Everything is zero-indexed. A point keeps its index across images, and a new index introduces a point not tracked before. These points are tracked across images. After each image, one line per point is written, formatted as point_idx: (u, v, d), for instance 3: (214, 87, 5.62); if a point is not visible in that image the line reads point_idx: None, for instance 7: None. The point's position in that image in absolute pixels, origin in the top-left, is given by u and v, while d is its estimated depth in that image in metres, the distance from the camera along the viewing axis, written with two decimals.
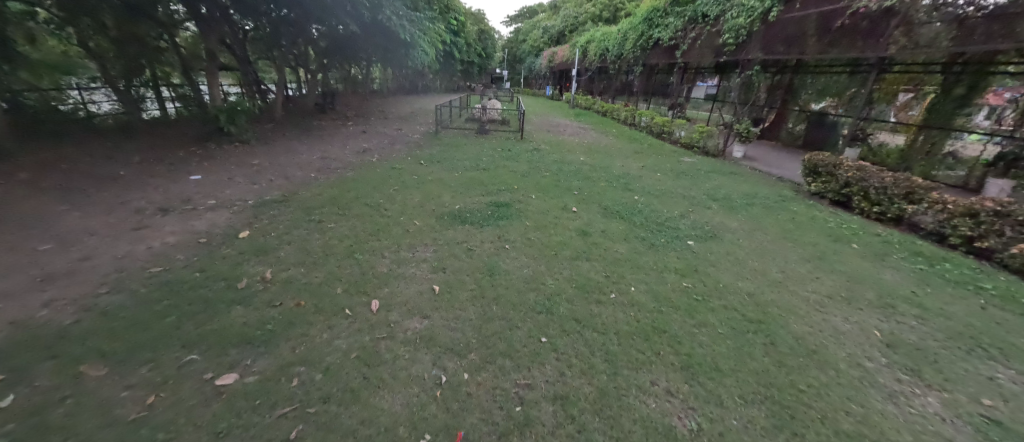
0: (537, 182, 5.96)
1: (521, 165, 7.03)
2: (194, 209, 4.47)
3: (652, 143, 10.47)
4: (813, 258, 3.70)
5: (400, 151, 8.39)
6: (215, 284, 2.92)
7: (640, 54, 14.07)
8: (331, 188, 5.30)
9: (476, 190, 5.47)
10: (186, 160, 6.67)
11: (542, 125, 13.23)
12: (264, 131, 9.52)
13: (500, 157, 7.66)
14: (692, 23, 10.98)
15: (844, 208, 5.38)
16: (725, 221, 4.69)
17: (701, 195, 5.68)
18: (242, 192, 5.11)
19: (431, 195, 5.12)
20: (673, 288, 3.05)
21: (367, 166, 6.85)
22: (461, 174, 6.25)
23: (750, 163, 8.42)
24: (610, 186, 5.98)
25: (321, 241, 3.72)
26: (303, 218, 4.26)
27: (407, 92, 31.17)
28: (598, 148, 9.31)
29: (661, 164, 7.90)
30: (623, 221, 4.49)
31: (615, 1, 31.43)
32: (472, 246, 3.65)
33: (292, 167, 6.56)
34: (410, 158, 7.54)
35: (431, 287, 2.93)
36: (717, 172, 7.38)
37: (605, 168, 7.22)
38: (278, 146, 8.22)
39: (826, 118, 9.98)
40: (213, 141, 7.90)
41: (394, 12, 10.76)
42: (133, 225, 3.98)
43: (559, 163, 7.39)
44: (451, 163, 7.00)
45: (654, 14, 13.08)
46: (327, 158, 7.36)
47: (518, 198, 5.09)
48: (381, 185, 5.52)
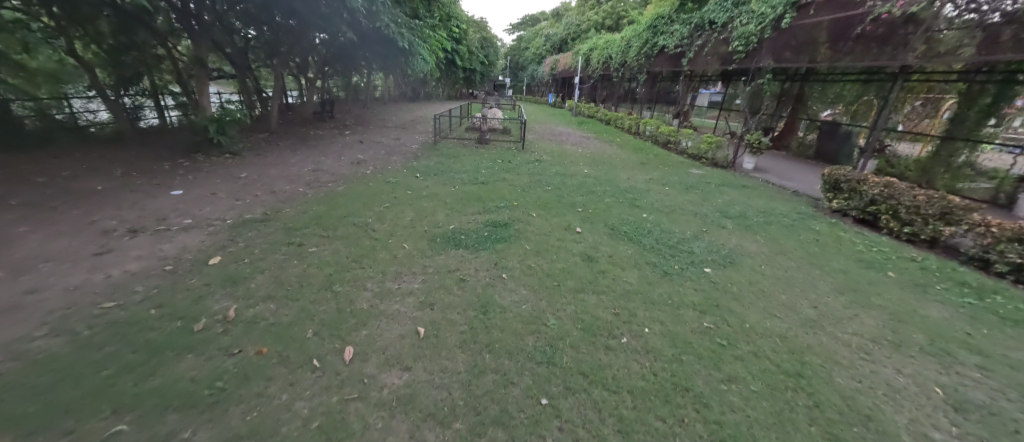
0: (538, 198, 5.61)
1: (521, 178, 6.69)
2: (168, 229, 4.13)
3: (657, 153, 10.13)
4: (847, 290, 3.31)
5: (396, 162, 8.07)
6: (169, 325, 2.56)
7: (645, 62, 13.77)
8: (318, 205, 4.97)
9: (472, 206, 5.13)
10: (170, 173, 6.37)
11: (544, 134, 12.94)
12: (258, 141, 9.26)
13: (500, 169, 7.33)
14: (699, 30, 10.66)
15: (870, 227, 4.98)
16: (742, 243, 4.32)
17: (713, 212, 5.31)
18: (223, 210, 4.78)
19: (424, 213, 4.77)
20: (693, 331, 2.66)
21: (359, 179, 6.52)
22: (457, 188, 5.91)
23: (762, 175, 8.04)
24: (616, 201, 5.63)
25: (299, 269, 3.36)
26: (282, 241, 3.91)
27: (409, 100, 31.11)
28: (601, 159, 8.98)
29: (669, 176, 7.53)
30: (632, 243, 4.11)
31: (617, 9, 31.43)
32: (465, 276, 3.28)
33: (280, 181, 6.24)
34: (405, 170, 7.22)
35: (416, 330, 2.56)
36: (728, 185, 7.01)
37: (609, 181, 6.88)
38: (270, 158, 7.93)
39: (839, 128, 9.61)
40: (203, 152, 7.63)
41: (393, 19, 10.41)
42: (96, 249, 3.65)
43: (561, 175, 7.05)
44: (448, 176, 6.66)
45: (659, 21, 12.80)
46: (318, 171, 7.04)
47: (517, 216, 4.73)
48: (372, 202, 5.18)
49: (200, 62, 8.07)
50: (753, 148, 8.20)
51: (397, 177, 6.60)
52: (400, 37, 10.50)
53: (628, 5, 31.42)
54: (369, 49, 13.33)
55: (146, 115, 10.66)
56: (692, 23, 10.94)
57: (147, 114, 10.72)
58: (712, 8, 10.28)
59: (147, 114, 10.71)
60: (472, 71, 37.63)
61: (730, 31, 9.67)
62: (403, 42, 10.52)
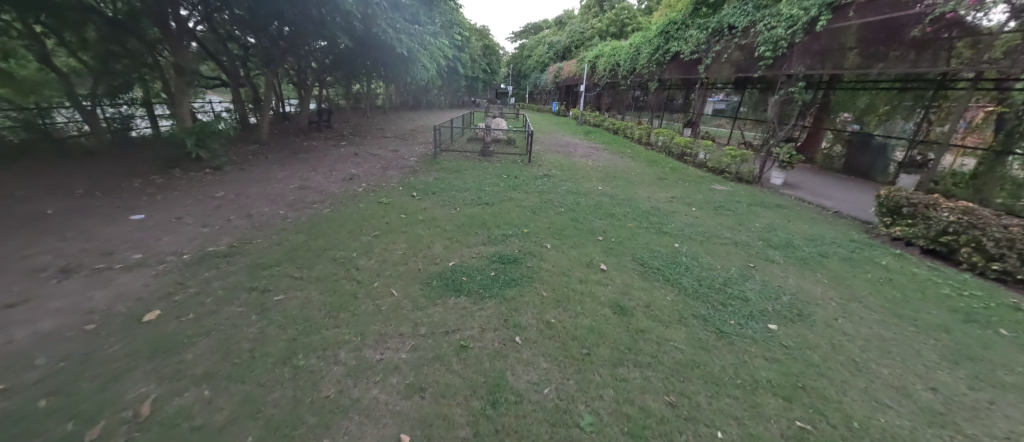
0: (551, 223, 4.90)
1: (529, 197, 6.00)
2: (110, 268, 3.43)
3: (674, 166, 9.45)
4: (963, 360, 2.54)
5: (391, 177, 7.40)
6: (53, 427, 1.82)
7: (656, 70, 13.10)
8: (296, 235, 4.26)
9: (476, 234, 4.41)
10: (138, 193, 5.69)
11: (551, 145, 12.31)
12: (245, 154, 8.63)
13: (506, 185, 6.65)
14: (717, 35, 9.95)
15: (941, 259, 4.25)
16: (802, 283, 3.57)
17: (754, 241, 4.58)
18: (184, 241, 4.07)
19: (420, 245, 4.05)
20: (784, 434, 1.89)
21: (348, 199, 5.83)
22: (458, 211, 5.21)
23: (794, 192, 7.31)
24: (639, 227, 4.92)
25: (254, 328, 2.62)
26: (244, 284, 3.19)
27: (410, 108, 30.73)
28: (614, 173, 8.29)
29: (692, 194, 6.82)
30: (670, 287, 3.37)
31: (621, 16, 31.14)
32: (468, 340, 2.54)
33: (259, 202, 5.54)
34: (401, 187, 6.54)
35: (397, 436, 1.81)
36: (760, 204, 6.29)
37: (627, 200, 6.18)
38: (254, 173, 7.26)
39: (871, 141, 8.79)
40: (181, 168, 6.98)
41: (391, 24, 9.75)
42: (10, 297, 2.92)
43: (573, 193, 6.38)
44: (448, 195, 5.97)
45: (671, 27, 12.15)
46: (305, 189, 6.36)
47: (528, 249, 4.03)
48: (359, 229, 4.47)
49: (177, 68, 7.40)
50: (782, 163, 7.54)
51: (390, 196, 5.93)
52: (399, 43, 9.84)
53: (632, 12, 31.10)
54: (367, 55, 12.76)
55: (138, 124, 9.92)
56: (708, 28, 10.24)
57: (139, 124, 9.98)
58: (731, 12, 9.58)
59: (139, 124, 9.95)
60: (474, 79, 37.31)
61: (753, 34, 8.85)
62: (401, 48, 9.85)
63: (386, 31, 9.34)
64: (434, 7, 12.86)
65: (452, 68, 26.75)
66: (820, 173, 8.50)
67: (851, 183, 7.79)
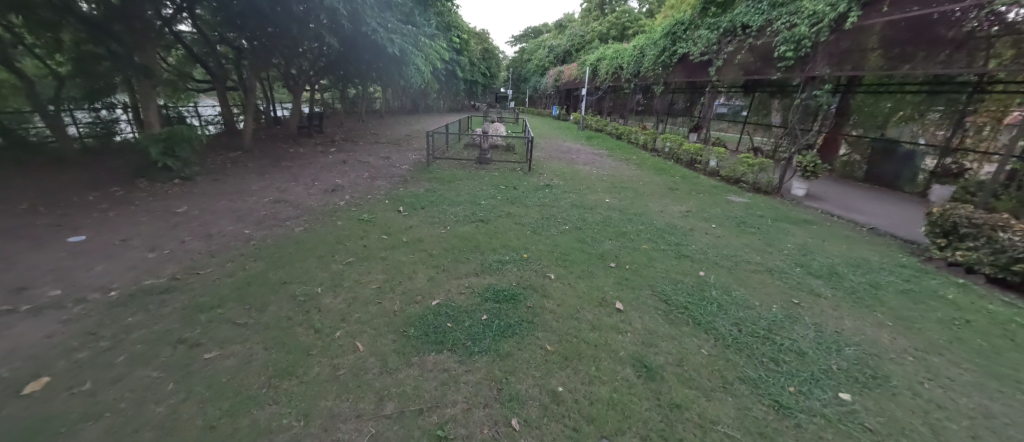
0: (554, 245, 4.26)
1: (529, 212, 5.38)
2: (13, 309, 2.78)
3: (683, 174, 8.86)
4: None
5: (378, 188, 6.78)
6: None
7: (662, 72, 12.51)
8: (254, 263, 3.61)
9: (467, 261, 3.77)
10: (89, 209, 5.07)
11: (552, 151, 11.73)
12: (222, 163, 8.01)
13: (503, 198, 6.04)
14: (729, 35, 9.35)
15: (1015, 291, 3.57)
16: (864, 327, 2.91)
17: (791, 268, 3.94)
18: (121, 270, 3.43)
19: (399, 277, 3.41)
20: None
21: (326, 215, 5.19)
22: (449, 230, 4.58)
23: (820, 204, 6.68)
24: (655, 249, 4.29)
25: (161, 407, 1.95)
26: (171, 336, 2.53)
27: (408, 112, 30.21)
28: (621, 183, 7.69)
29: (708, 207, 6.19)
30: (704, 335, 2.71)
31: (622, 19, 30.67)
32: (448, 424, 1.88)
33: (224, 219, 4.91)
34: (387, 200, 5.91)
35: None
36: (787, 220, 5.65)
37: (637, 216, 5.56)
38: (228, 184, 6.64)
39: (895, 148, 8.20)
40: (147, 178, 6.37)
41: (381, 24, 9.18)
42: None
43: (578, 208, 5.75)
44: (438, 211, 5.35)
45: (678, 27, 11.55)
46: (280, 203, 5.73)
47: (528, 280, 3.39)
48: (332, 254, 3.84)
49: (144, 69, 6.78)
50: (806, 172, 6.91)
51: (374, 211, 5.30)
52: (390, 44, 9.25)
53: (633, 15, 30.66)
54: (359, 57, 12.21)
55: (122, 128, 9.84)
56: (719, 27, 9.65)
57: (123, 127, 9.90)
58: (745, 11, 8.99)
59: (122, 128, 9.87)
60: (473, 83, 36.84)
61: (770, 34, 8.21)
62: (392, 49, 9.26)
63: (376, 31, 8.75)
64: (430, 7, 12.31)
65: (450, 71, 26.24)
66: (845, 184, 7.85)
67: (882, 195, 7.13)
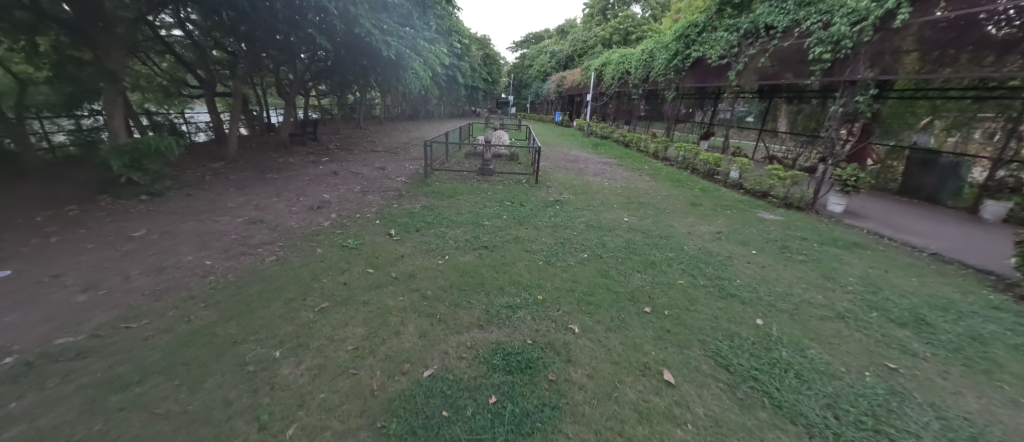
0: (573, 281, 3.55)
1: (541, 235, 4.69)
2: None
3: (702, 186, 8.18)
4: None
5: (370, 205, 6.09)
6: None
7: (674, 77, 11.75)
8: (202, 312, 2.88)
9: (469, 306, 3.06)
10: (31, 233, 4.38)
11: (559, 160, 11.08)
12: (202, 176, 7.33)
13: (510, 218, 5.35)
14: (751, 37, 8.67)
15: None
16: (1003, 413, 2.16)
17: (865, 312, 3.21)
18: (32, 322, 2.72)
19: (384, 331, 2.70)
20: None
21: (305, 240, 4.48)
22: (447, 261, 3.88)
23: (865, 223, 5.93)
24: (694, 286, 3.57)
25: None
26: (53, 435, 1.79)
27: (408, 118, 29.71)
28: (637, 197, 7.02)
29: (740, 227, 5.48)
30: (795, 429, 1.96)
31: (625, 25, 30.26)
32: None
33: (185, 246, 4.21)
34: (379, 220, 5.22)
35: None
36: (834, 244, 4.94)
37: (663, 238, 4.86)
38: (202, 200, 5.96)
39: (938, 159, 7.49)
40: (109, 195, 5.69)
41: (376, 25, 8.53)
42: None
43: (596, 229, 5.07)
44: (437, 234, 4.66)
45: (691, 30, 10.89)
46: (255, 224, 5.03)
47: (547, 336, 2.67)
48: (302, 296, 3.11)
49: (109, 73, 6.08)
50: (845, 187, 6.22)
51: (362, 235, 4.60)
52: (386, 46, 8.60)
53: (636, 20, 30.24)
54: (356, 60, 11.61)
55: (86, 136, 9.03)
56: (740, 28, 8.96)
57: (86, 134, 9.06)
58: (768, 10, 8.32)
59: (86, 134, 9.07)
60: (474, 89, 36.41)
61: (799, 34, 7.50)
62: (388, 52, 8.60)
63: (370, 33, 8.11)
64: (429, 9, 11.71)
65: (450, 77, 25.73)
66: (887, 199, 7.10)
67: (934, 213, 6.35)
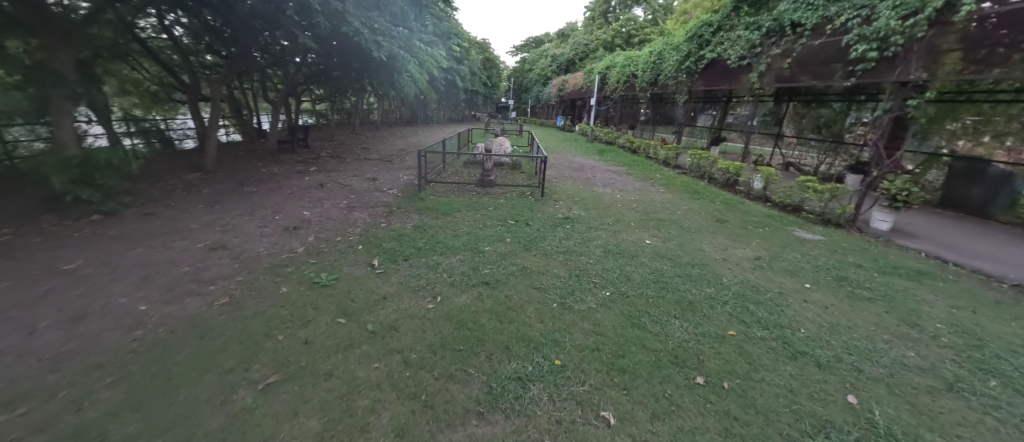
0: (597, 335, 2.79)
1: (551, 266, 3.96)
2: None
3: (724, 198, 7.46)
4: None
5: (355, 224, 5.36)
6: None
7: (686, 79, 11.04)
8: (101, 393, 2.10)
9: (467, 378, 2.29)
10: None
11: (564, 168, 10.39)
12: (171, 191, 6.62)
13: (514, 242, 4.63)
14: (775, 35, 7.97)
15: None
16: None
17: (980, 380, 2.45)
18: None
19: (347, 426, 1.90)
20: None
21: (269, 273, 3.73)
22: (440, 305, 3.13)
23: (921, 244, 5.19)
24: (750, 340, 2.80)
25: None
26: None
27: (406, 123, 29.11)
28: (655, 213, 6.30)
29: (779, 250, 4.74)
30: None
31: (627, 28, 29.84)
32: None
33: (121, 283, 3.48)
34: (362, 245, 4.47)
35: None
36: (895, 273, 4.20)
37: (695, 267, 4.13)
38: (165, 219, 5.24)
39: (989, 169, 6.75)
40: (53, 215, 4.95)
41: (366, 23, 7.85)
42: None
43: (615, 255, 4.35)
44: (428, 265, 3.91)
45: (705, 29, 10.20)
46: (215, 251, 4.29)
47: (573, 434, 1.90)
48: (244, 365, 2.34)
49: (55, 75, 5.37)
50: (894, 202, 5.43)
51: (338, 267, 3.85)
52: (377, 47, 7.91)
53: (638, 24, 29.82)
54: (348, 63, 10.93)
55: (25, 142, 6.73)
56: (761, 26, 8.27)
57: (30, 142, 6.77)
58: (794, 6, 7.63)
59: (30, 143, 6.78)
60: (474, 94, 35.86)
61: (832, 31, 6.77)
62: (379, 53, 7.92)
63: (358, 32, 7.40)
64: (426, 9, 11.06)
65: (449, 81, 25.10)
66: (936, 215, 6.34)
67: (998, 232, 5.57)
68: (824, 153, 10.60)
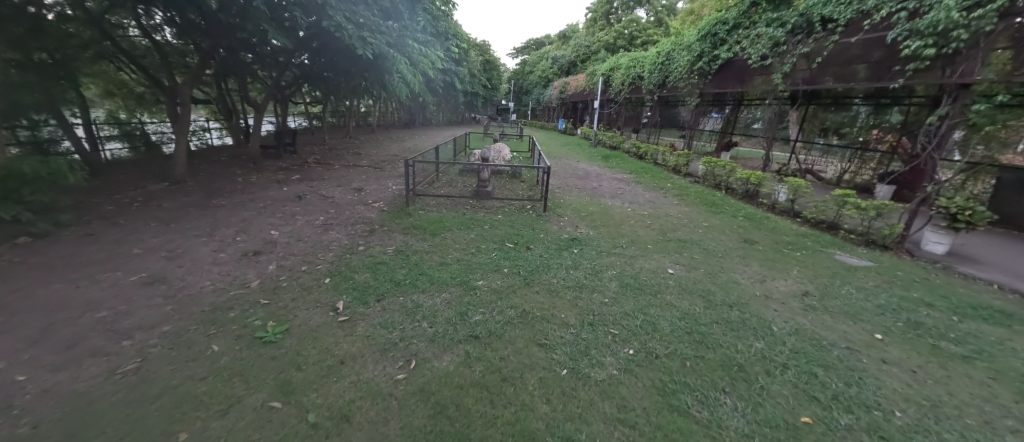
0: (625, 427, 2.02)
1: (559, 309, 3.21)
2: None
3: (746, 213, 6.71)
4: None
5: (328, 247, 4.62)
6: None
7: (698, 81, 10.32)
8: None
9: None
10: None
11: (568, 176, 9.67)
12: (127, 206, 5.90)
13: (513, 273, 3.88)
14: (801, 33, 7.23)
15: None
16: None
17: None
18: None
19: None
20: None
21: (203, 322, 2.96)
22: (413, 376, 2.36)
23: (990, 273, 4.42)
24: (836, 433, 2.03)
25: None
26: None
27: (404, 125, 28.47)
28: (673, 232, 5.58)
29: (828, 283, 3.99)
30: None
31: (630, 29, 29.25)
32: None
33: (11, 336, 2.74)
34: (328, 279, 3.71)
35: None
36: (976, 315, 3.44)
37: (734, 309, 3.36)
38: (107, 241, 4.51)
39: None
40: None
41: (350, 18, 7.11)
42: None
43: (635, 291, 3.60)
44: (405, 308, 3.15)
45: (720, 27, 9.48)
46: (151, 286, 3.55)
47: None
48: None
49: None
50: (954, 222, 4.68)
51: (292, 312, 3.09)
52: (362, 43, 7.17)
53: (641, 24, 29.25)
54: (338, 62, 10.27)
55: None
56: (785, 23, 7.53)
57: None
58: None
59: None
60: (474, 96, 35.19)
61: (870, 27, 6.11)
62: (365, 50, 7.19)
63: (342, 27, 6.76)
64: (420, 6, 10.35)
65: (447, 83, 24.42)
66: (993, 235, 5.58)
67: None
68: (847, 160, 9.81)
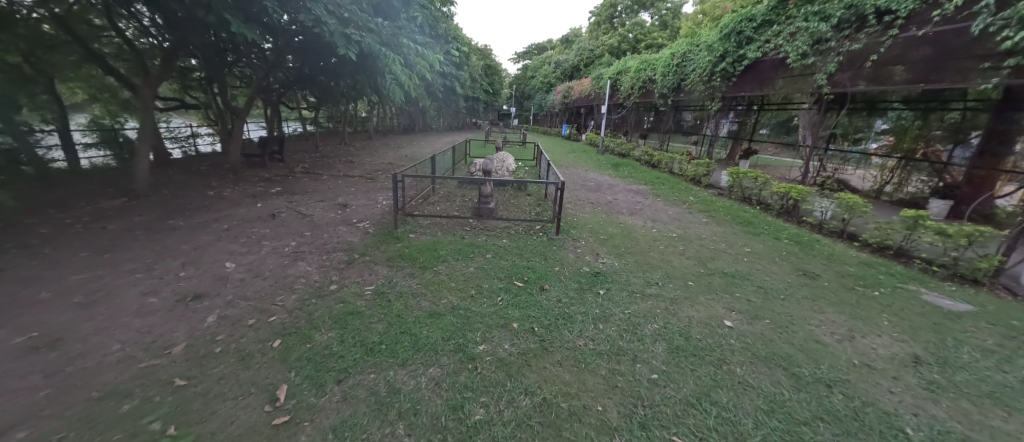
0: None
1: (593, 397, 2.25)
2: None
3: (790, 234, 5.80)
4: None
5: (293, 287, 3.69)
6: None
7: (720, 84, 9.47)
8: None
9: None
10: None
11: (578, 188, 8.79)
12: (65, 228, 5.01)
13: (525, 330, 2.94)
14: (849, 27, 6.40)
15: None
16: None
17: None
18: None
19: None
20: None
21: (78, 424, 2.01)
22: None
23: None
24: None
25: None
26: None
27: (403, 131, 27.72)
28: (713, 261, 4.65)
29: (936, 342, 3.05)
30: None
31: (634, 32, 28.60)
32: None
33: None
34: (280, 342, 2.76)
35: None
36: None
37: (835, 391, 2.41)
38: (14, 279, 3.60)
39: None
40: None
41: (332, 10, 6.27)
42: None
43: (690, 361, 2.65)
44: (374, 397, 2.19)
45: (745, 24, 8.64)
46: (37, 351, 2.63)
47: None
48: None
49: None
50: None
51: (209, 405, 2.13)
52: (346, 39, 6.33)
53: (644, 28, 28.69)
54: (327, 62, 9.45)
55: None
56: (830, 16, 6.66)
57: None
58: None
59: None
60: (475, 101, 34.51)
61: (941, 19, 5.27)
62: (350, 47, 6.35)
63: (322, 21, 5.93)
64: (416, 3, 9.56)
65: (447, 87, 23.66)
66: None
67: None
68: (886, 169, 8.87)
